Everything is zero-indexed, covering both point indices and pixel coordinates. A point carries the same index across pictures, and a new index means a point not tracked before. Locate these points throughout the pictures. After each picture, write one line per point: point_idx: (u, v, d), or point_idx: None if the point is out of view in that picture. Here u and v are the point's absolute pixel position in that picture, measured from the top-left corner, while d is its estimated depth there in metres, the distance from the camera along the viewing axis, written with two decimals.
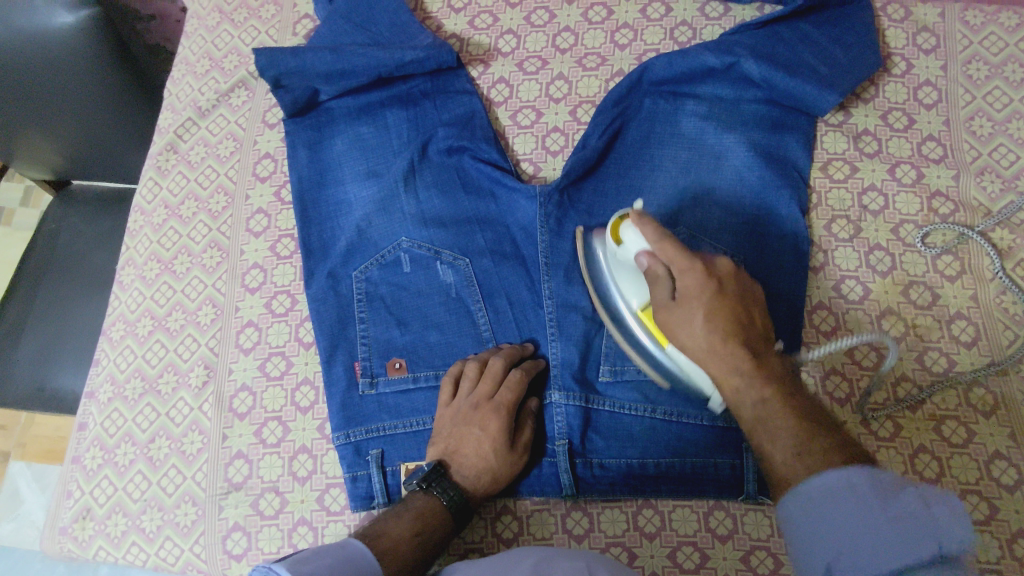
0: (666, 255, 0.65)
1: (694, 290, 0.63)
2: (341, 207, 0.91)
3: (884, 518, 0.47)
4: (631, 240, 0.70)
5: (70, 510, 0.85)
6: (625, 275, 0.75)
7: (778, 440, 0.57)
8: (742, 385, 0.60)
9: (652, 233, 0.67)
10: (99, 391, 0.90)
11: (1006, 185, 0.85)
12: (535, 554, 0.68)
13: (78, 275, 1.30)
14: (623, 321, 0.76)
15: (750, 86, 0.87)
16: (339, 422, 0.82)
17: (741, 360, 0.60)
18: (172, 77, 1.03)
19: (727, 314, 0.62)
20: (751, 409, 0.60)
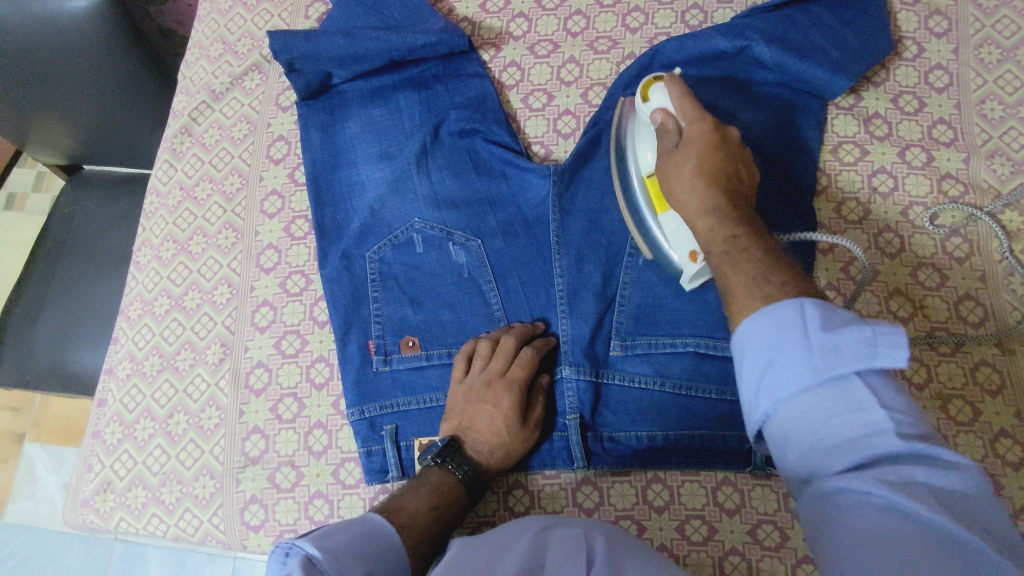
0: (682, 110, 0.69)
1: (696, 138, 0.66)
2: (354, 188, 0.93)
3: (830, 353, 0.45)
4: (657, 100, 0.73)
5: (92, 483, 0.87)
6: (641, 136, 0.76)
7: (743, 267, 0.56)
8: (716, 222, 0.60)
9: (676, 91, 0.71)
10: (118, 367, 0.92)
11: (1016, 167, 0.85)
12: (536, 522, 0.69)
13: (95, 258, 1.32)
14: (631, 187, 0.80)
15: (761, 69, 0.87)
16: (354, 398, 0.84)
17: (718, 204, 0.62)
18: (186, 61, 1.04)
19: (719, 163, 0.64)
20: (719, 242, 0.59)
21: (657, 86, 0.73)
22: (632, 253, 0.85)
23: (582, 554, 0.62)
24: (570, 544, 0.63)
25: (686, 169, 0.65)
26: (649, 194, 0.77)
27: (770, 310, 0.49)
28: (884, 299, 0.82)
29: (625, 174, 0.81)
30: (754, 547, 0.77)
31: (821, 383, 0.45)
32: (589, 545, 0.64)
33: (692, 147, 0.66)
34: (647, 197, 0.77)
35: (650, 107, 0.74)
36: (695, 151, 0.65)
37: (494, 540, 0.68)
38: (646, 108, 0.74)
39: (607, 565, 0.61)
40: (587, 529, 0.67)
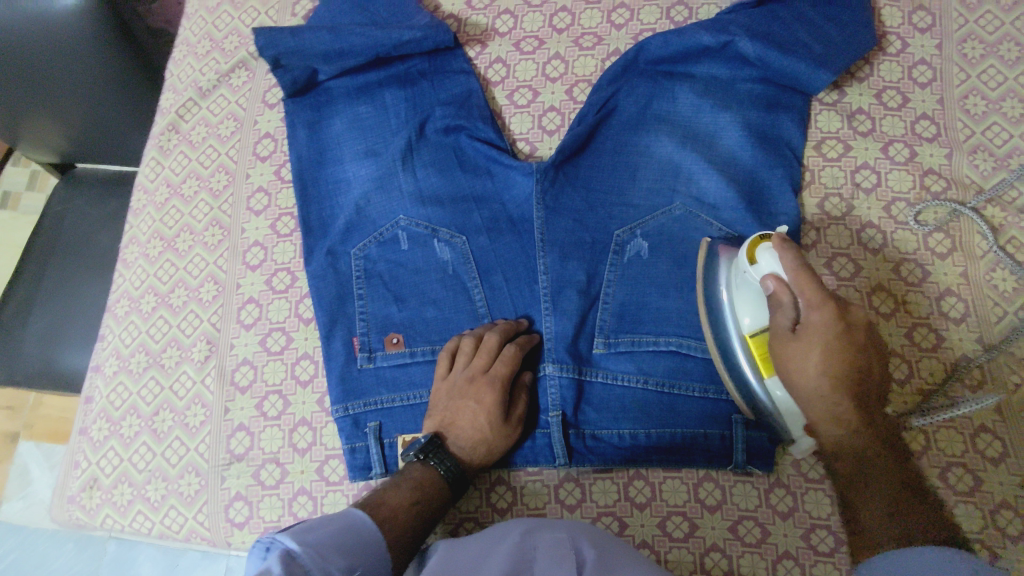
0: (798, 290, 0.63)
1: (820, 326, 0.62)
2: (339, 185, 0.92)
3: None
4: (765, 263, 0.68)
5: (78, 480, 0.87)
6: (743, 292, 0.73)
7: (876, 498, 0.59)
8: (846, 441, 0.62)
9: (790, 259, 0.64)
10: (104, 365, 0.92)
11: (998, 163, 0.86)
12: (521, 525, 0.70)
13: (83, 257, 1.32)
14: (726, 340, 0.75)
15: (744, 65, 0.87)
16: (338, 395, 0.84)
17: (849, 416, 0.62)
18: (173, 58, 1.04)
19: (848, 361, 0.61)
20: (845, 461, 0.62)
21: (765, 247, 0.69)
22: (616, 250, 0.85)
23: (571, 555, 0.62)
24: (557, 546, 0.64)
25: (807, 369, 0.62)
26: (752, 354, 0.73)
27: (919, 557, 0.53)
28: (867, 295, 0.82)
29: (717, 323, 0.77)
30: (735, 543, 0.77)
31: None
32: (577, 548, 0.64)
33: (814, 342, 0.62)
34: (749, 358, 0.73)
35: (757, 269, 0.70)
36: (819, 348, 0.61)
37: (479, 543, 0.68)
38: (754, 268, 0.70)
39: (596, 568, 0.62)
40: (574, 533, 0.68)
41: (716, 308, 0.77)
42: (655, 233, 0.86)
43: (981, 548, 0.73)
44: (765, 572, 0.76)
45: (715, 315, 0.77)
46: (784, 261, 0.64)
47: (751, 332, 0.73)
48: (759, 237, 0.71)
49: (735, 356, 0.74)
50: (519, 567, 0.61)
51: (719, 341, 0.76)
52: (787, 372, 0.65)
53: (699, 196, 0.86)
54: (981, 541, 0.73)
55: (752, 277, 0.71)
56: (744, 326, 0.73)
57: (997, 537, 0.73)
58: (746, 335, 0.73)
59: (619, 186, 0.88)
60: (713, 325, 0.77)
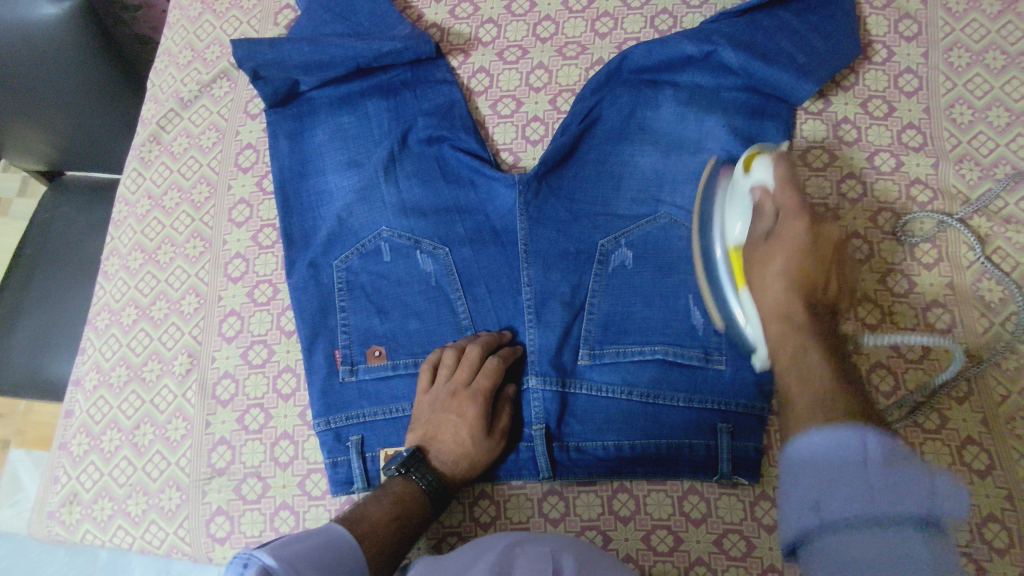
0: (783, 199, 0.71)
1: (792, 232, 0.68)
2: (321, 196, 0.92)
3: (885, 483, 0.50)
4: (760, 173, 0.74)
5: (58, 494, 0.86)
6: (732, 205, 0.77)
7: (811, 380, 0.59)
8: (791, 333, 0.64)
9: (779, 175, 0.72)
10: (85, 378, 0.91)
11: (984, 173, 0.85)
12: (506, 541, 0.69)
13: (69, 265, 1.31)
14: (710, 251, 0.78)
15: (728, 74, 0.87)
16: (319, 409, 0.83)
17: (800, 316, 0.65)
18: (154, 69, 1.03)
19: (810, 266, 0.67)
20: (789, 349, 0.63)
21: (760, 159, 0.75)
22: (601, 261, 0.84)
23: (549, 569, 0.61)
24: (538, 561, 0.63)
25: (771, 268, 0.68)
26: (730, 266, 0.75)
27: (832, 434, 0.53)
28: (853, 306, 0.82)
29: (704, 241, 0.79)
30: (719, 557, 0.77)
31: (879, 507, 0.49)
32: (558, 563, 0.63)
33: (785, 242, 0.68)
34: (727, 270, 0.76)
35: (751, 179, 0.75)
36: (787, 249, 0.67)
37: (463, 555, 0.68)
38: (748, 178, 0.75)
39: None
40: (558, 550, 0.67)
41: (705, 225, 0.79)
42: (639, 242, 0.85)
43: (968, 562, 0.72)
44: None
45: (705, 226, 0.80)
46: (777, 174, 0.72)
47: (733, 243, 0.76)
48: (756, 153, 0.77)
49: (716, 268, 0.77)
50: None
51: (704, 252, 0.79)
52: (754, 272, 0.70)
53: (683, 206, 0.86)
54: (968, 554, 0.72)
55: (744, 186, 0.76)
56: (730, 238, 0.76)
57: (984, 551, 0.72)
58: (730, 247, 0.76)
59: (603, 195, 0.88)
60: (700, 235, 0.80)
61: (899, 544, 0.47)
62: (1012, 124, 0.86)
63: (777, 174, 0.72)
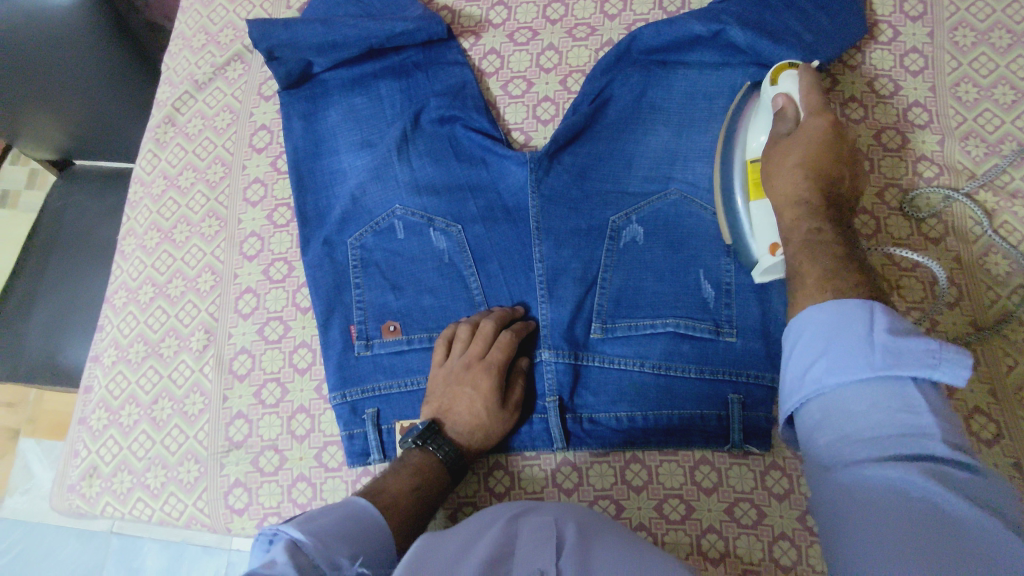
0: (805, 102, 0.75)
1: (815, 127, 0.72)
2: (335, 175, 0.93)
3: (885, 350, 0.51)
4: (786, 85, 0.78)
5: (78, 468, 0.88)
6: (758, 118, 0.81)
7: (819, 263, 0.63)
8: (805, 217, 0.68)
9: (807, 82, 0.76)
10: (103, 354, 0.93)
11: (990, 149, 0.86)
12: (509, 511, 0.70)
13: (83, 251, 1.32)
14: (729, 162, 0.83)
15: (737, 53, 0.88)
16: (336, 383, 0.84)
17: (815, 205, 0.68)
18: (169, 52, 1.04)
19: (828, 159, 0.70)
20: (804, 235, 0.67)
21: (788, 72, 0.79)
22: (612, 236, 0.86)
23: (551, 539, 0.62)
24: (541, 530, 0.64)
25: (789, 159, 0.71)
26: (748, 174, 0.80)
27: (840, 308, 0.55)
28: None
29: (727, 154, 0.83)
30: (731, 525, 0.78)
31: (873, 375, 0.51)
32: (561, 531, 0.64)
33: (805, 135, 0.72)
34: (744, 180, 0.80)
35: (776, 90, 0.79)
36: (806, 142, 0.71)
37: (468, 526, 0.69)
38: (774, 90, 0.79)
39: (578, 551, 0.61)
40: (561, 517, 0.68)
41: (730, 139, 0.84)
42: (650, 218, 0.86)
43: None
44: (762, 554, 0.77)
45: (729, 136, 0.84)
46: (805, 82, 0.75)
47: (754, 154, 0.80)
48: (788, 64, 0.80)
49: (734, 174, 0.82)
50: (501, 554, 0.61)
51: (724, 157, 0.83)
52: (772, 167, 0.73)
53: (693, 183, 0.87)
54: None
55: (770, 98, 0.80)
56: (752, 147, 0.80)
57: None
58: (751, 155, 0.80)
59: (614, 173, 0.89)
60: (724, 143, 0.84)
61: (881, 406, 0.50)
62: (1017, 102, 0.87)
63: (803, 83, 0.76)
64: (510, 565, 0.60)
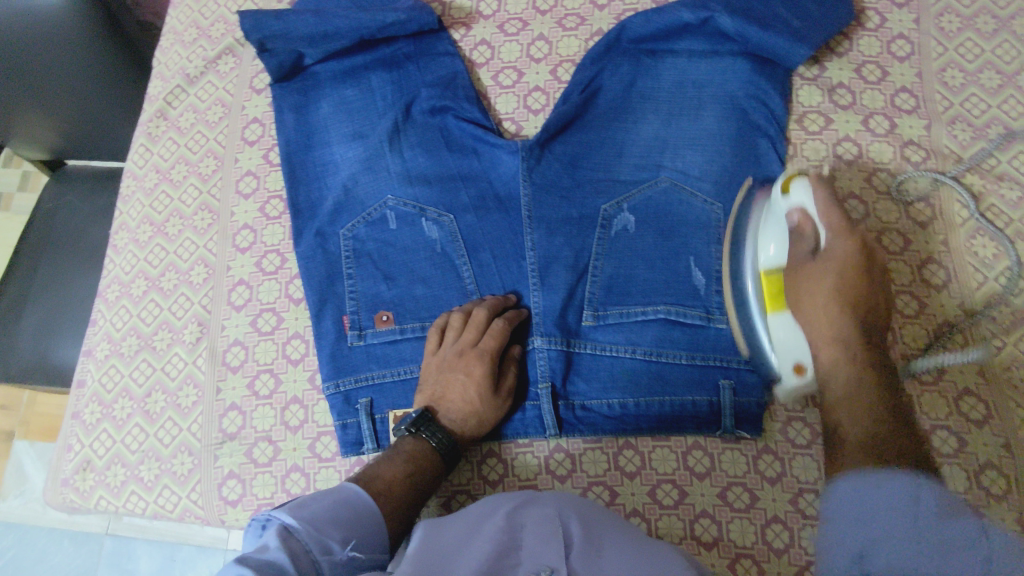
0: (823, 221, 0.72)
1: (841, 251, 0.70)
2: (327, 167, 0.93)
3: (928, 534, 0.52)
4: (798, 195, 0.75)
5: (71, 462, 0.88)
6: (767, 227, 0.79)
7: (860, 421, 0.61)
8: (841, 357, 0.66)
9: (822, 197, 0.72)
10: (96, 349, 0.93)
11: (977, 133, 0.87)
12: (509, 500, 0.69)
13: (75, 251, 1.32)
14: (741, 273, 0.81)
15: (725, 41, 0.89)
16: (329, 372, 0.85)
17: (853, 343, 0.66)
18: (161, 47, 1.04)
19: (858, 287, 0.68)
20: (842, 384, 0.64)
21: (799, 181, 0.75)
22: (603, 225, 0.86)
23: (558, 535, 0.63)
24: (545, 525, 0.64)
25: (821, 290, 0.69)
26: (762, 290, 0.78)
27: (880, 476, 0.55)
28: None
29: (736, 264, 0.82)
30: (724, 510, 0.78)
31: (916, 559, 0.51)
32: (565, 527, 0.64)
33: (830, 262, 0.70)
34: (759, 294, 0.79)
35: (789, 202, 0.76)
36: (836, 270, 0.69)
37: (467, 516, 0.68)
38: (785, 201, 0.76)
39: (584, 545, 0.62)
40: (561, 508, 0.68)
41: (737, 248, 0.82)
42: (641, 206, 0.87)
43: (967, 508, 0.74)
44: (754, 537, 0.77)
45: (736, 247, 0.82)
46: (817, 196, 0.72)
47: (768, 265, 0.77)
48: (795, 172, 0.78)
49: (746, 287, 0.80)
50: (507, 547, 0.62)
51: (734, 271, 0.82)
52: (799, 296, 0.71)
53: (684, 171, 0.87)
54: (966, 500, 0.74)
55: (781, 209, 0.77)
56: (763, 261, 0.78)
57: (981, 497, 0.74)
58: (762, 270, 0.78)
59: (605, 161, 0.89)
60: (731, 256, 0.82)
61: None
62: (1003, 86, 0.88)
63: (816, 198, 0.73)
64: (516, 560, 0.61)
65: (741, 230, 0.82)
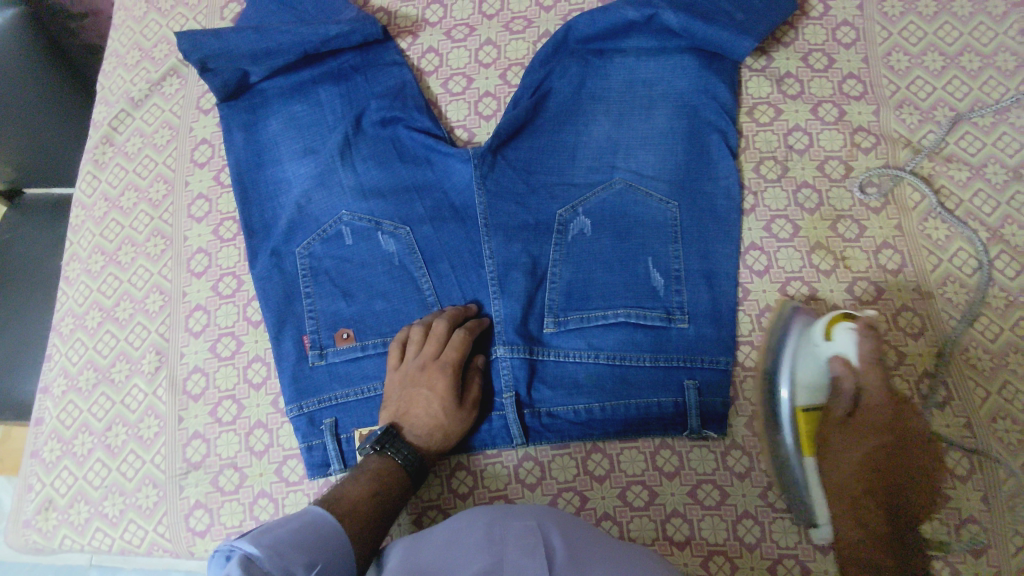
0: (869, 378, 0.72)
1: (878, 420, 0.71)
2: (279, 185, 0.92)
3: None
4: (842, 342, 0.73)
5: (33, 502, 0.86)
6: (804, 362, 0.76)
7: None
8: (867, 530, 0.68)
9: (870, 350, 0.72)
10: (53, 385, 0.91)
11: (924, 116, 0.87)
12: (488, 514, 0.68)
13: (23, 279, 1.16)
14: (774, 399, 0.76)
15: (672, 36, 0.88)
16: (292, 395, 0.83)
17: (881, 520, 0.68)
18: (103, 71, 1.03)
19: (893, 458, 0.70)
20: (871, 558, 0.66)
21: (843, 325, 0.73)
22: (560, 230, 0.86)
23: (539, 546, 0.60)
24: (526, 536, 0.62)
25: (853, 457, 0.71)
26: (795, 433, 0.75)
27: None
28: (807, 254, 0.85)
29: (769, 393, 0.77)
30: (695, 508, 0.78)
31: None
32: (548, 539, 0.63)
33: (868, 432, 0.71)
34: (794, 430, 0.75)
35: (831, 348, 0.74)
36: (871, 439, 0.71)
37: (442, 535, 0.66)
38: (828, 346, 0.74)
39: (566, 558, 0.61)
40: (541, 520, 0.66)
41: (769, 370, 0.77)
42: (597, 209, 0.86)
43: None
44: (726, 534, 0.77)
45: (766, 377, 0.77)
46: (866, 349, 0.71)
47: (805, 403, 0.75)
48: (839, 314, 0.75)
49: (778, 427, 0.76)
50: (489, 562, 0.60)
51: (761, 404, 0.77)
52: (833, 457, 0.72)
53: (638, 171, 0.87)
54: None
55: (821, 353, 0.75)
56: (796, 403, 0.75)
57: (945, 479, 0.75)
58: (796, 411, 0.75)
59: (559, 165, 0.89)
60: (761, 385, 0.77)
61: None
62: (947, 67, 0.89)
63: (862, 351, 0.72)
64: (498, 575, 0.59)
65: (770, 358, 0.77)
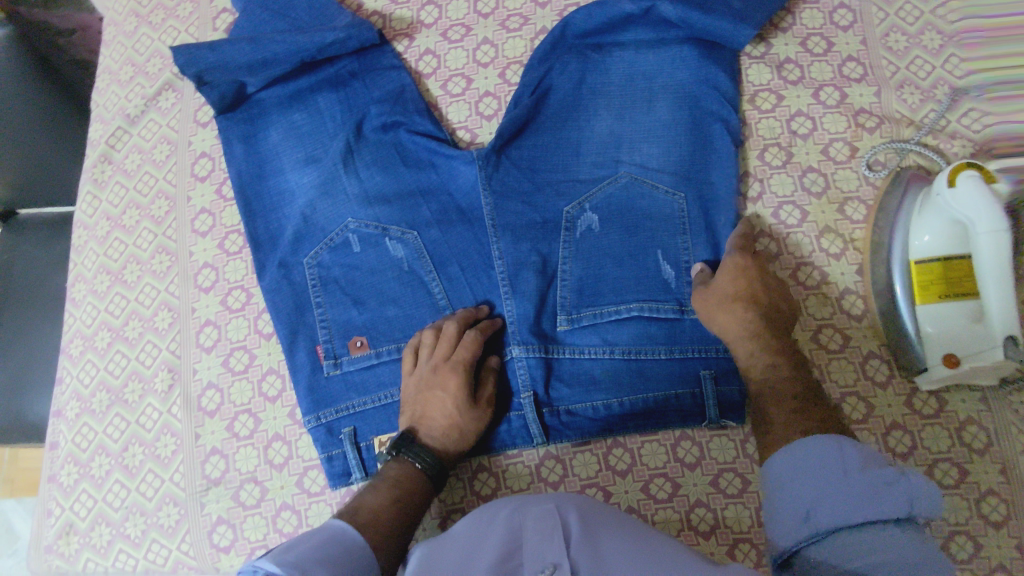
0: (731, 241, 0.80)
1: (737, 263, 0.77)
2: (283, 195, 0.91)
3: (862, 484, 0.56)
4: (965, 188, 0.72)
5: (54, 527, 0.85)
6: (922, 216, 0.77)
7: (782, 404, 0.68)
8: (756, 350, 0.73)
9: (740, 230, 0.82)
10: (66, 408, 0.90)
11: (925, 95, 0.88)
12: (509, 504, 0.68)
13: (26, 298, 1.11)
14: (886, 251, 0.81)
15: (670, 27, 0.88)
16: (309, 406, 0.83)
17: (762, 333, 0.73)
18: (97, 89, 1.02)
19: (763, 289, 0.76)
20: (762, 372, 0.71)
21: (967, 174, 0.72)
22: (568, 227, 0.85)
23: (558, 529, 0.60)
24: (545, 519, 0.62)
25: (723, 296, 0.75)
26: (911, 282, 0.78)
27: (819, 453, 0.60)
28: (816, 238, 0.85)
29: (885, 246, 0.81)
30: (717, 497, 0.79)
31: None
32: (564, 518, 0.63)
33: (732, 276, 0.76)
34: (906, 281, 0.78)
35: (953, 195, 0.73)
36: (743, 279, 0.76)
37: (468, 531, 0.66)
38: (948, 193, 0.74)
39: (584, 535, 0.61)
40: (560, 502, 0.66)
41: (880, 251, 0.81)
42: (604, 205, 0.86)
43: (952, 467, 0.76)
44: (750, 520, 0.78)
45: (879, 229, 0.82)
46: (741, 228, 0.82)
47: (920, 254, 0.77)
48: (963, 163, 0.74)
49: (894, 277, 0.79)
50: (510, 549, 0.60)
51: (876, 252, 0.82)
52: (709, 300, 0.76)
53: (642, 164, 0.87)
54: (951, 459, 0.76)
55: (942, 201, 0.75)
56: (912, 252, 0.78)
57: (965, 453, 0.76)
58: (912, 260, 0.78)
59: (564, 162, 0.88)
60: (872, 235, 0.83)
61: None
62: (944, 46, 0.89)
63: (981, 194, 0.71)
64: (518, 561, 0.59)
65: (889, 211, 0.82)
